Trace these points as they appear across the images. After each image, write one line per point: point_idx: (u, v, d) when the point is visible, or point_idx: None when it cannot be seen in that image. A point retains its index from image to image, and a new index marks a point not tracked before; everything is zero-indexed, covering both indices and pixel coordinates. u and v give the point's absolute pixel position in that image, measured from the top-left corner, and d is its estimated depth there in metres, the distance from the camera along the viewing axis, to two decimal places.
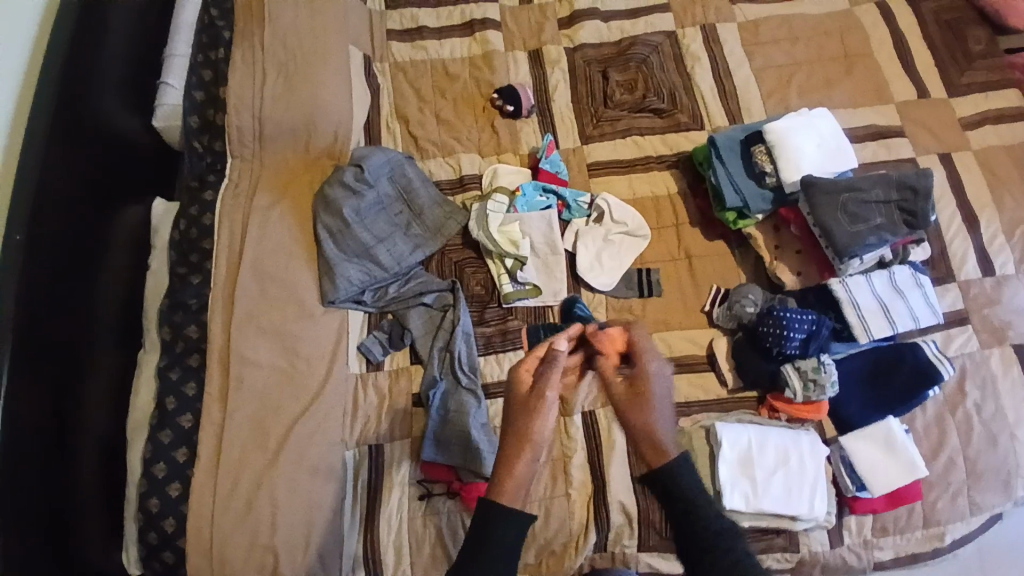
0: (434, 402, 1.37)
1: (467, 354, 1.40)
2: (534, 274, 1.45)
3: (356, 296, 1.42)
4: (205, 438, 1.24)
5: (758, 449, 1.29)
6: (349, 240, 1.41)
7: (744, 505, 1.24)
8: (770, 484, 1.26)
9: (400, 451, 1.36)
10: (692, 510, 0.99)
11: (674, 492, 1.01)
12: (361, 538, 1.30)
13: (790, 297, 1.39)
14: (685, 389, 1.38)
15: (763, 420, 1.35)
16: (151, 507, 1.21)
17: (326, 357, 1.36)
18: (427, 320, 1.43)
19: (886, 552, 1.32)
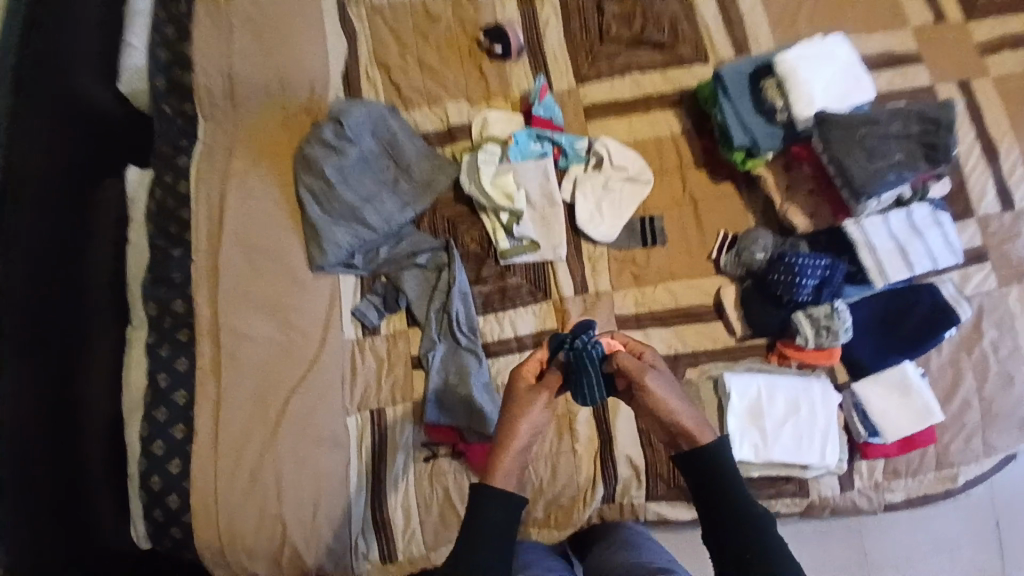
0: (434, 365, 1.34)
1: (465, 314, 1.35)
2: (532, 228, 1.37)
3: (346, 260, 1.35)
4: (205, 412, 1.21)
5: (769, 399, 1.25)
6: (335, 202, 1.33)
7: (754, 456, 1.22)
8: (780, 435, 1.23)
9: (402, 416, 1.34)
10: (727, 498, 0.98)
11: (708, 476, 0.99)
12: (369, 503, 1.30)
13: (802, 242, 1.32)
14: (692, 338, 1.35)
15: (772, 367, 1.32)
16: (153, 485, 1.19)
17: (321, 325, 1.31)
18: (423, 281, 1.37)
19: (897, 494, 1.31)
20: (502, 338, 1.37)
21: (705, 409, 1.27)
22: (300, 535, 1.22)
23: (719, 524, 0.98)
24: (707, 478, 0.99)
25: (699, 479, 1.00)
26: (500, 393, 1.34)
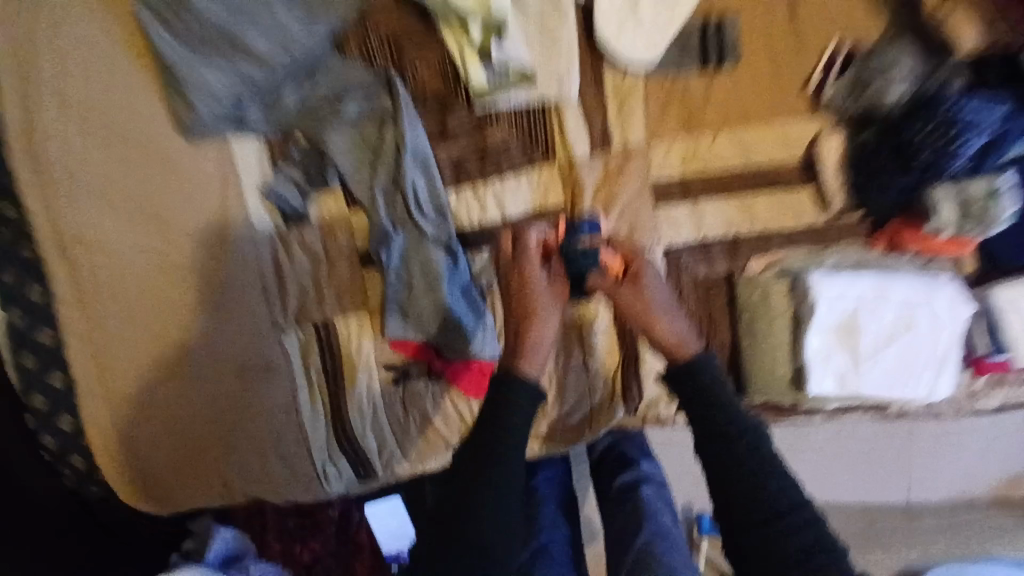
0: (392, 266, 0.96)
1: (428, 190, 0.94)
2: (521, 50, 0.87)
3: (235, 115, 0.91)
4: (77, 357, 0.94)
5: (871, 309, 0.90)
6: (191, 21, 0.85)
7: (836, 387, 0.91)
8: (877, 358, 0.90)
9: (357, 329, 1.01)
10: (761, 491, 0.78)
11: (722, 438, 0.81)
12: (333, 430, 1.04)
13: (960, 73, 0.85)
14: (764, 215, 0.94)
15: (875, 259, 0.95)
16: (47, 446, 0.98)
17: (209, 221, 0.94)
18: (357, 144, 0.93)
19: (992, 400, 1.00)
20: (487, 222, 0.97)
21: (775, 323, 0.92)
22: (249, 480, 1.04)
23: (749, 527, 0.77)
24: (721, 440, 0.81)
25: (705, 438, 0.83)
26: (488, 299, 0.99)
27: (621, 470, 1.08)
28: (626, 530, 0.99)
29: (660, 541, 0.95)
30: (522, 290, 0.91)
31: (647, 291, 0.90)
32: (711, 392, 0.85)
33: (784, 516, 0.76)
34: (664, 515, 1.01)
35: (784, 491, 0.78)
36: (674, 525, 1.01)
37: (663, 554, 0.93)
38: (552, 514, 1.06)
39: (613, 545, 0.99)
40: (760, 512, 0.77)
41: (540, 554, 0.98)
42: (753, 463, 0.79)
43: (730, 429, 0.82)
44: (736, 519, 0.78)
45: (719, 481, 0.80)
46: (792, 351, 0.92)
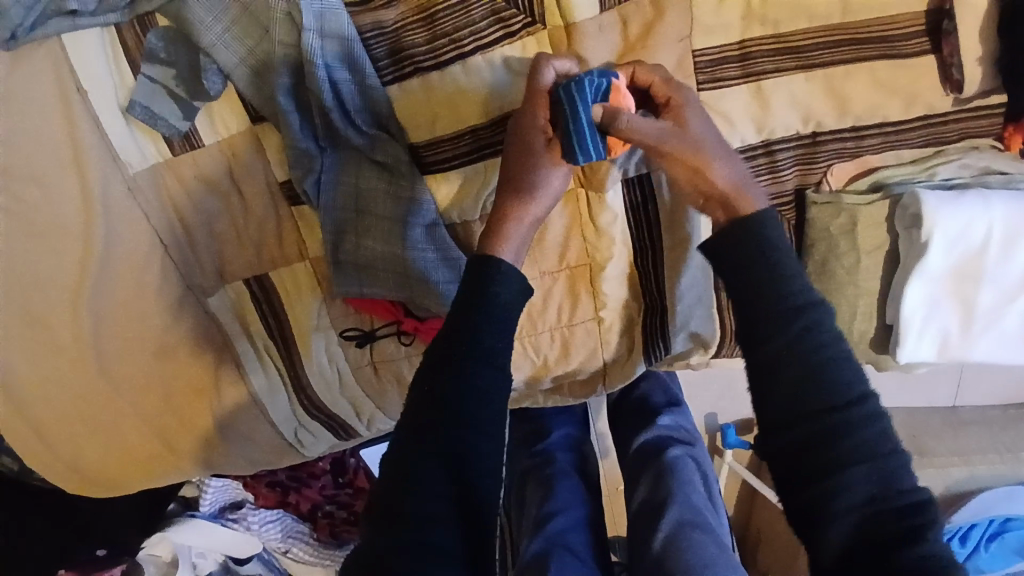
0: (323, 201, 0.69)
1: (354, 87, 0.64)
2: None
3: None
4: None
5: (1006, 251, 0.63)
6: None
7: (936, 355, 0.67)
8: (1000, 314, 0.65)
9: (300, 287, 0.77)
10: (820, 372, 0.53)
11: (772, 304, 0.54)
12: (297, 402, 0.82)
13: None
14: (860, 101, 0.64)
15: (1011, 164, 0.66)
16: None
17: (74, 159, 0.69)
18: (235, 20, 0.63)
19: None
20: (448, 133, 0.67)
21: (863, 262, 0.66)
22: (209, 465, 0.84)
23: (792, 424, 0.53)
24: (769, 306, 0.55)
25: (747, 300, 0.56)
26: (457, 237, 0.72)
27: (640, 428, 0.93)
28: (649, 510, 0.82)
29: (694, 529, 0.77)
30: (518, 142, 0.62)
31: (692, 129, 0.59)
32: (768, 243, 0.56)
33: (847, 411, 0.52)
34: (694, 487, 0.83)
35: (849, 379, 0.53)
36: (706, 499, 0.84)
37: (694, 538, 0.76)
38: (571, 487, 0.89)
39: (639, 529, 0.82)
40: (811, 402, 0.52)
41: (557, 539, 0.80)
42: (814, 337, 0.53)
43: (786, 288, 0.54)
44: (772, 410, 0.54)
45: (757, 357, 0.55)
46: (877, 300, 0.67)
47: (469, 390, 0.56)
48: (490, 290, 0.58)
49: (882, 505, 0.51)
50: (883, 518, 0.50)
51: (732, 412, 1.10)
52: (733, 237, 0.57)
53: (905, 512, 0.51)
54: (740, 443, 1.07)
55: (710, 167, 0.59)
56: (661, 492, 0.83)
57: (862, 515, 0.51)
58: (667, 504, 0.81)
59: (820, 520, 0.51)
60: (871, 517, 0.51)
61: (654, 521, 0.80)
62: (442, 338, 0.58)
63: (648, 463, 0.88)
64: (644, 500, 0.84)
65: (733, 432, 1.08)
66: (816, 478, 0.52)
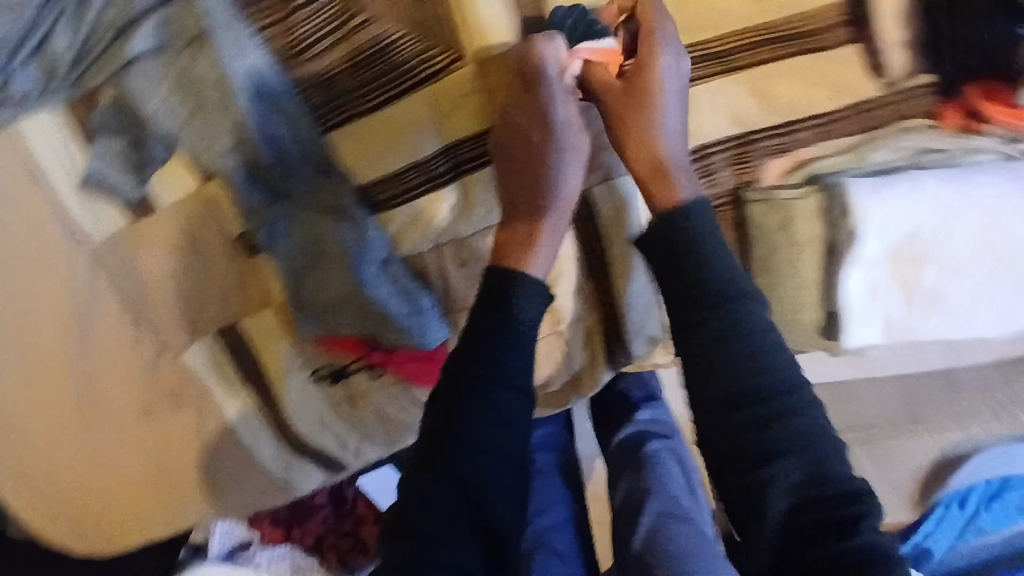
0: (281, 251, 0.71)
1: (294, 140, 0.66)
2: None
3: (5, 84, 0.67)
4: None
5: (939, 234, 0.65)
6: None
7: (882, 337, 0.70)
8: (941, 288, 0.67)
9: (269, 332, 0.78)
10: (746, 364, 0.57)
11: (700, 293, 0.59)
12: (281, 443, 0.84)
13: None
14: (788, 99, 0.66)
15: (947, 141, 0.65)
16: None
17: (48, 226, 0.73)
18: (176, 88, 0.65)
19: None
20: (390, 171, 0.68)
21: (804, 256, 0.67)
22: (199, 513, 0.86)
23: (729, 417, 0.57)
24: (697, 297, 0.59)
25: (674, 290, 0.60)
26: (411, 273, 0.74)
27: (621, 425, 0.96)
28: (631, 504, 0.85)
29: (675, 519, 0.80)
30: (520, 141, 0.66)
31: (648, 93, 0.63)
32: (702, 232, 0.60)
33: (775, 402, 0.56)
34: (672, 479, 0.87)
35: (775, 370, 0.57)
36: (686, 490, 0.86)
37: (674, 532, 0.78)
38: (555, 487, 0.92)
39: (621, 519, 0.85)
40: (738, 389, 0.57)
41: (539, 540, 0.83)
42: (741, 326, 0.58)
43: (707, 280, 0.59)
44: (707, 402, 0.58)
45: (685, 347, 0.59)
46: (825, 290, 0.68)
47: (482, 402, 0.59)
48: (515, 311, 0.62)
49: (813, 488, 0.54)
50: (818, 505, 0.54)
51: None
52: (659, 221, 0.61)
53: (840, 496, 0.54)
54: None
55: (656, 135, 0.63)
56: (640, 486, 0.87)
57: (792, 504, 0.54)
58: (648, 499, 0.84)
59: (754, 505, 0.55)
60: (802, 505, 0.54)
61: (634, 516, 0.83)
62: (454, 357, 0.61)
63: (629, 460, 0.91)
64: (624, 496, 0.87)
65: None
66: (751, 469, 0.55)
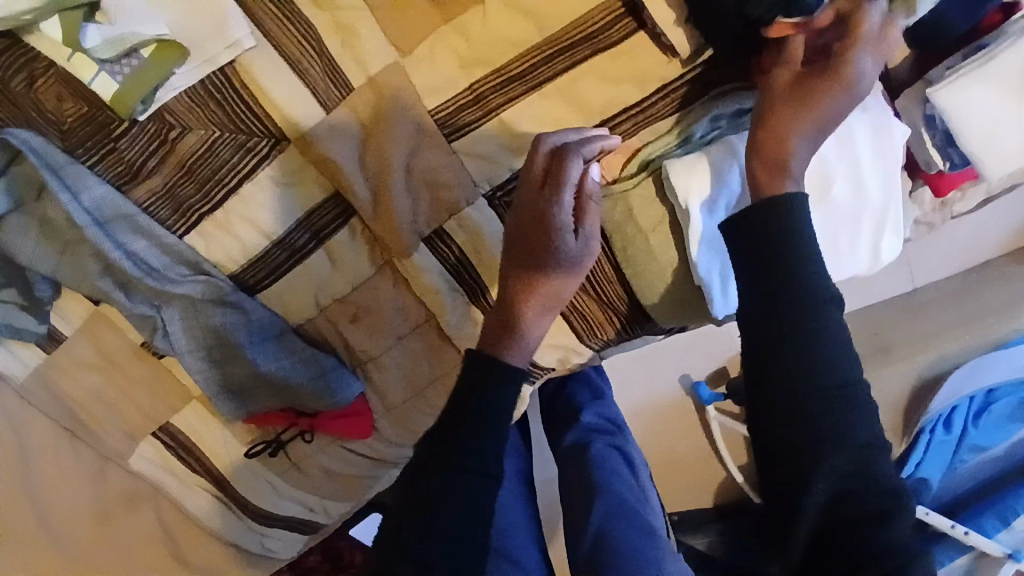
0: (178, 347, 0.74)
1: (154, 253, 0.70)
2: (149, 16, 0.62)
3: None
4: None
5: None
6: None
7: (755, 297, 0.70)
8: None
9: (200, 421, 0.83)
10: (817, 351, 0.52)
11: (789, 280, 0.52)
12: (243, 518, 0.87)
13: None
14: (596, 99, 0.68)
15: None
16: None
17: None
18: (41, 234, 0.69)
19: (969, 202, 0.82)
20: (255, 254, 0.72)
21: (653, 238, 0.69)
22: None
23: (790, 400, 0.52)
24: (782, 282, 0.52)
25: (758, 282, 0.54)
26: (305, 340, 0.77)
27: (567, 427, 0.95)
28: (579, 505, 0.84)
29: (618, 518, 0.80)
30: (528, 227, 0.60)
31: (818, 99, 0.55)
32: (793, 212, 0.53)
33: (839, 394, 0.52)
34: (619, 476, 0.86)
35: (840, 362, 0.52)
36: (633, 484, 0.86)
37: (619, 537, 0.78)
38: (516, 497, 0.91)
39: (573, 516, 0.84)
40: (798, 379, 0.52)
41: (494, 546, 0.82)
42: (823, 315, 0.52)
43: (804, 277, 0.53)
44: (763, 386, 0.54)
45: (760, 327, 0.53)
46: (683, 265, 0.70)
47: (460, 420, 0.55)
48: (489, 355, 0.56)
49: (865, 481, 0.52)
50: (854, 494, 0.52)
51: (702, 367, 1.13)
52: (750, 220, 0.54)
53: (878, 492, 0.52)
54: (717, 396, 1.10)
55: (795, 140, 0.56)
56: (587, 484, 0.85)
57: (829, 493, 0.52)
58: (593, 500, 0.83)
59: (799, 489, 0.52)
60: (837, 500, 0.52)
61: (585, 512, 0.83)
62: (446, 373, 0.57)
63: (574, 463, 0.89)
64: (574, 493, 0.87)
65: (706, 387, 1.11)
66: (799, 457, 0.52)
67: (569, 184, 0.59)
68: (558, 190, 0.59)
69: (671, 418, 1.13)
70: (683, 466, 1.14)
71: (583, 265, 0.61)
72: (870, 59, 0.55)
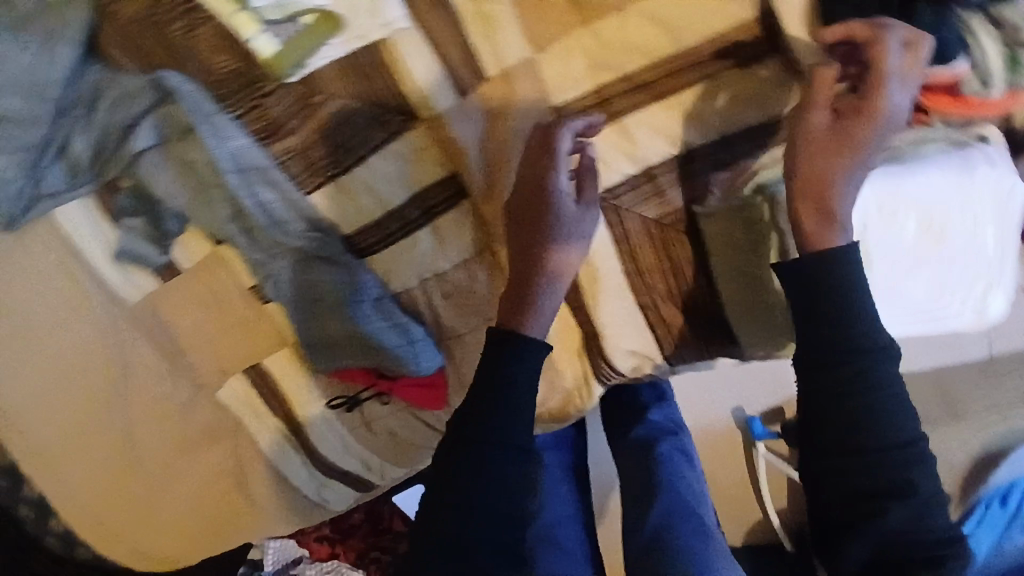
0: (286, 298, 0.80)
1: (281, 204, 0.75)
2: None
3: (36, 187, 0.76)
4: (32, 460, 0.91)
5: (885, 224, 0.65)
6: None
7: None
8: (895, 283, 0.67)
9: (287, 366, 0.88)
10: (875, 413, 0.60)
11: (852, 347, 0.60)
12: (310, 466, 0.92)
13: None
14: (717, 117, 0.69)
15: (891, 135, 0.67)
16: (53, 544, 0.99)
17: (76, 295, 0.83)
18: (178, 173, 0.74)
19: None
20: (371, 222, 0.76)
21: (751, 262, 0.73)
22: (244, 532, 0.95)
23: (853, 453, 0.61)
24: (848, 348, 0.61)
25: (820, 344, 0.61)
26: (402, 308, 0.81)
27: (637, 419, 0.95)
28: (637, 504, 0.86)
29: (677, 519, 0.82)
30: (531, 200, 0.67)
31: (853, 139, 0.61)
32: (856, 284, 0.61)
33: (897, 452, 0.60)
34: (683, 476, 0.88)
35: (903, 424, 0.61)
36: (696, 486, 0.88)
37: (679, 536, 0.79)
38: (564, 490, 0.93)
39: (628, 518, 0.85)
40: (861, 439, 0.61)
41: (546, 536, 0.84)
42: (879, 379, 0.60)
43: (862, 338, 0.60)
44: (825, 439, 0.62)
45: (824, 388, 0.61)
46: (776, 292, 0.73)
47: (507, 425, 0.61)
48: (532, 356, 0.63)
49: (911, 532, 0.60)
50: (906, 541, 0.60)
51: (757, 404, 1.13)
52: (818, 281, 0.61)
53: (928, 540, 0.60)
54: (769, 435, 1.11)
55: (838, 186, 0.62)
56: (649, 481, 0.87)
57: (883, 537, 0.61)
58: (654, 496, 0.85)
59: (849, 533, 0.62)
60: (889, 541, 0.61)
61: (643, 511, 0.83)
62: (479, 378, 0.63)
63: (633, 462, 0.91)
64: (631, 492, 0.88)
65: (760, 424, 1.12)
66: (861, 505, 0.61)
67: (562, 154, 0.66)
68: (550, 160, 0.66)
69: (719, 444, 1.14)
70: (727, 490, 1.15)
71: (583, 231, 0.68)
72: (898, 93, 0.60)
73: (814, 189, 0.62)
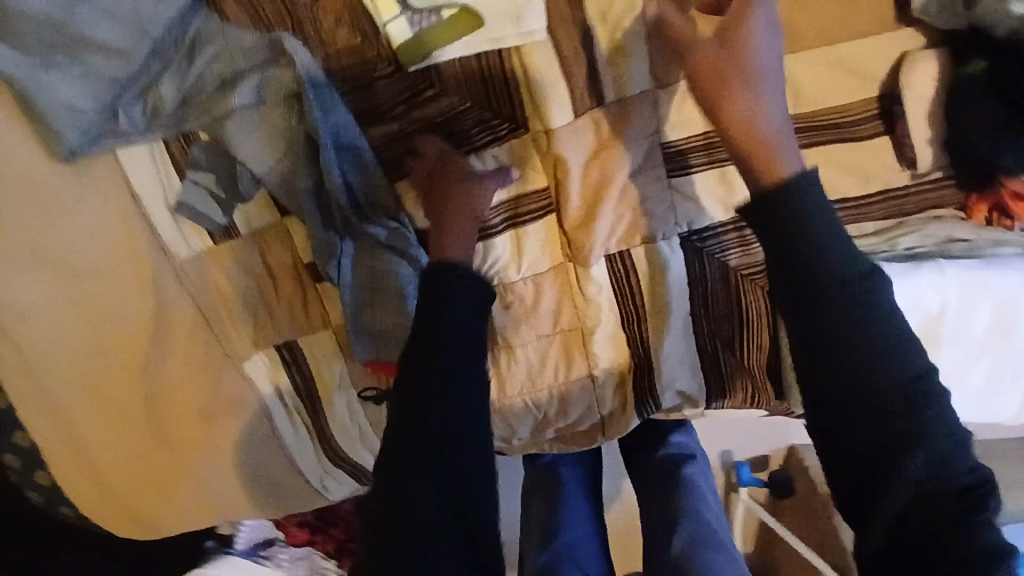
0: (344, 282, 0.75)
1: (365, 186, 0.73)
2: None
3: (108, 124, 0.72)
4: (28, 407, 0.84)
5: (961, 316, 0.71)
6: (17, 27, 0.66)
7: None
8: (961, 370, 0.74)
9: (323, 349, 0.83)
10: (871, 350, 0.49)
11: (829, 272, 0.50)
12: (321, 454, 0.89)
13: None
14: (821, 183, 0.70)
15: (969, 232, 0.70)
16: (33, 496, 0.93)
17: (118, 241, 0.78)
18: (266, 136, 0.71)
19: None
20: None
21: None
22: (243, 508, 0.91)
23: (856, 398, 0.49)
24: (818, 279, 0.50)
25: (803, 282, 0.51)
26: None
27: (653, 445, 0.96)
28: (660, 532, 0.87)
29: (704, 542, 0.82)
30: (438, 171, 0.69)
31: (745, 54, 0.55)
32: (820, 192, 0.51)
33: (903, 389, 0.49)
34: (706, 502, 0.89)
35: (904, 355, 0.49)
36: (718, 512, 0.89)
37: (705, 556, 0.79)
38: (581, 509, 0.91)
39: (648, 548, 0.86)
40: (864, 383, 0.49)
41: (564, 552, 0.84)
42: (869, 312, 0.50)
43: (835, 265, 0.50)
44: (822, 389, 0.50)
45: (807, 327, 0.51)
46: None
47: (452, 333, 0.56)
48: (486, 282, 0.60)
49: (938, 488, 0.48)
50: (934, 509, 0.48)
51: (744, 448, 1.16)
52: (778, 199, 0.51)
53: (957, 498, 0.48)
54: (753, 482, 1.13)
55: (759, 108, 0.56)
56: (669, 508, 0.89)
57: (911, 503, 0.48)
58: (678, 523, 0.85)
59: (871, 501, 0.49)
60: (918, 510, 0.48)
61: (666, 539, 0.84)
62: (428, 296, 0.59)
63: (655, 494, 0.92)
64: (654, 522, 0.89)
65: (746, 470, 1.14)
66: (876, 462, 0.48)
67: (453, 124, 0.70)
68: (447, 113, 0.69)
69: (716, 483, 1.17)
70: None
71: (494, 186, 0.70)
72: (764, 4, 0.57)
73: (740, 123, 0.55)
